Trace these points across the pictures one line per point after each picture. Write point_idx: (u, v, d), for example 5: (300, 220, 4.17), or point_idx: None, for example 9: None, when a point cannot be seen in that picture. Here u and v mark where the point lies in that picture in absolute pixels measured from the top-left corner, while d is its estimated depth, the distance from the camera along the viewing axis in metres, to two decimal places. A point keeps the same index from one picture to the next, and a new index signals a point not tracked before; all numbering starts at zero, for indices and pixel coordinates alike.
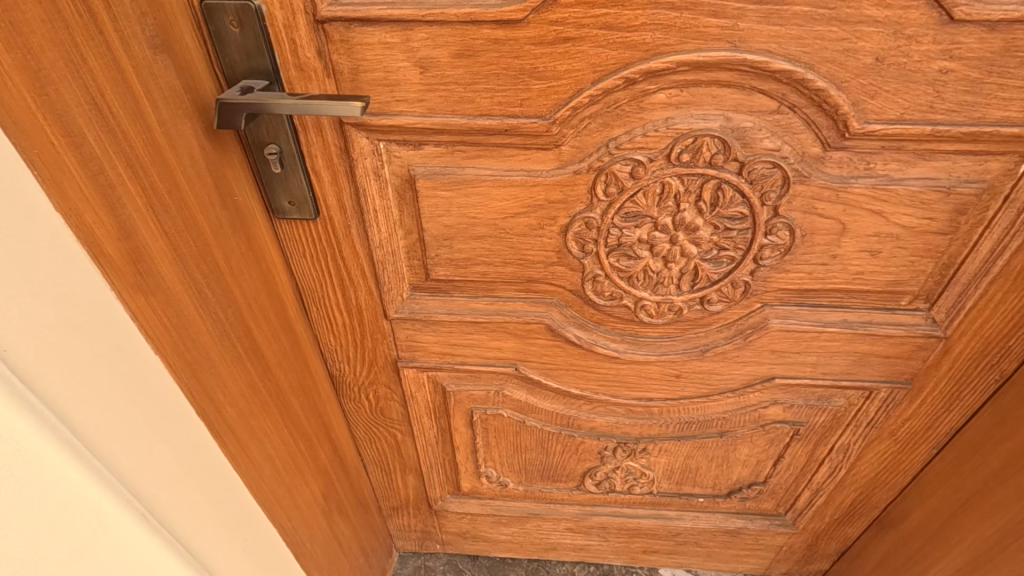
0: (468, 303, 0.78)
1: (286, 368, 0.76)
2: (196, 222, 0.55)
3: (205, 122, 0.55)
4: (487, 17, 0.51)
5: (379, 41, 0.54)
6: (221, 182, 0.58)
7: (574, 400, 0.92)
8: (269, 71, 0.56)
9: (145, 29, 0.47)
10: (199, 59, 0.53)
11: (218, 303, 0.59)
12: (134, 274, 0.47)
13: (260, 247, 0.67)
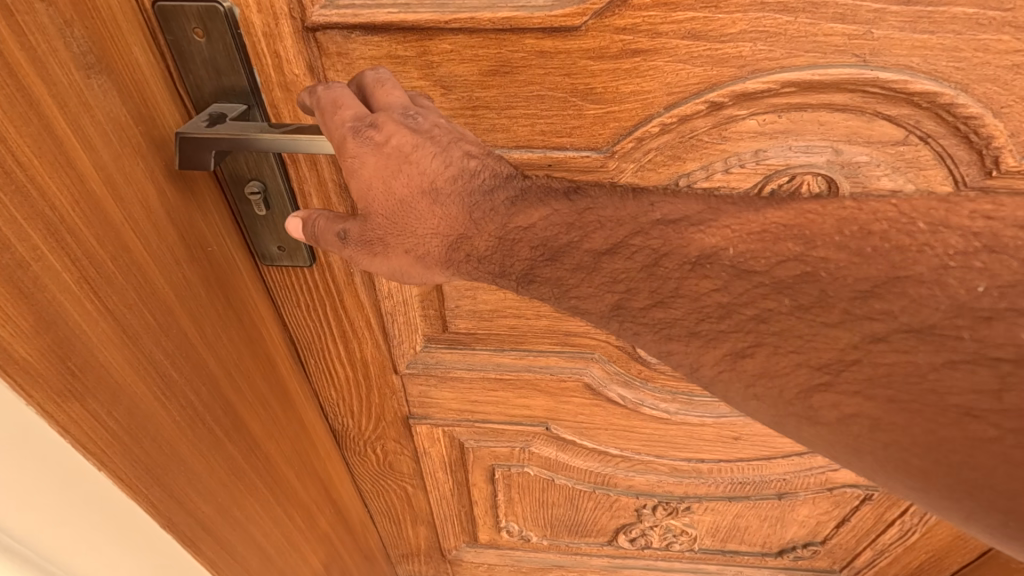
0: (492, 357, 0.66)
1: (278, 436, 0.63)
2: (159, 290, 0.42)
3: (166, 159, 0.42)
4: (532, 23, 0.38)
5: (388, 55, 0.41)
6: (193, 233, 0.46)
7: (611, 458, 0.80)
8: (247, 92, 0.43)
9: (70, 43, 0.34)
10: (155, 78, 0.40)
11: (191, 383, 0.47)
12: (64, 375, 0.35)
13: (242, 301, 0.54)
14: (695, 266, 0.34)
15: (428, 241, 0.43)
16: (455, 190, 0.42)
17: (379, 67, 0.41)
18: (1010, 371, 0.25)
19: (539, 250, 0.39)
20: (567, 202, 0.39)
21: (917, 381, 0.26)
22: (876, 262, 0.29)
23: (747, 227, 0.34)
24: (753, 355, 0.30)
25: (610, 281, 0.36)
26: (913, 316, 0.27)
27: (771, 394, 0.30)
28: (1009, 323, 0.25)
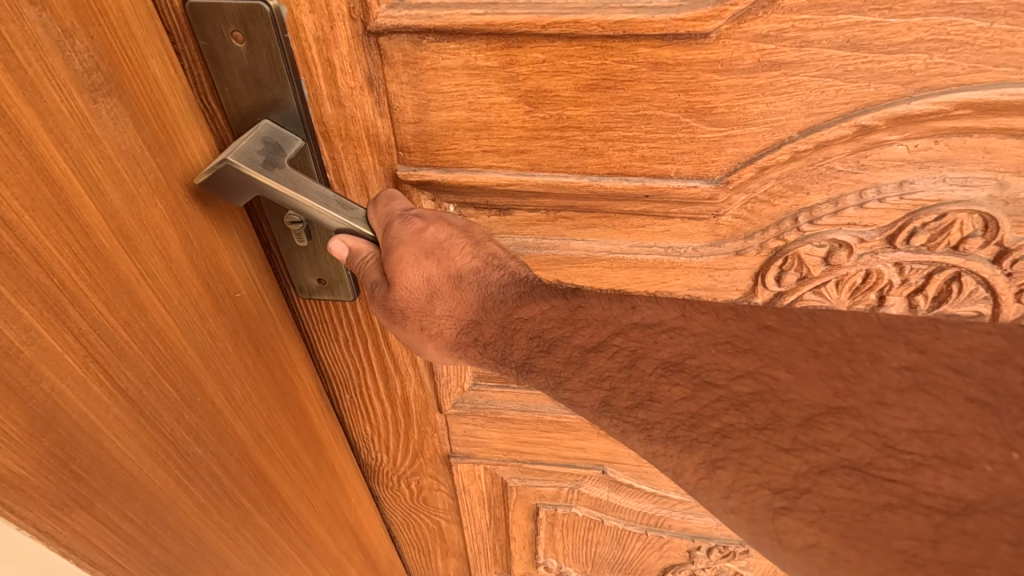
0: (549, 399, 0.59)
1: (311, 491, 0.57)
2: (183, 358, 0.36)
3: (189, 194, 0.35)
4: (652, 28, 0.31)
5: (465, 65, 0.34)
6: (222, 281, 0.39)
7: (669, 500, 0.73)
8: (295, 114, 0.36)
9: (70, 59, 0.27)
10: (177, 96, 0.33)
11: (217, 458, 0.41)
12: (66, 480, 0.29)
13: (276, 349, 0.47)
14: (668, 371, 0.31)
15: (443, 323, 0.39)
16: (476, 280, 0.38)
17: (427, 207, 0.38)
18: (941, 521, 0.23)
19: (535, 340, 0.35)
20: (563, 298, 0.36)
21: (860, 519, 0.24)
22: (816, 386, 0.28)
23: (711, 337, 0.32)
24: (725, 467, 0.28)
25: (597, 378, 0.33)
26: (849, 451, 0.26)
27: (746, 508, 0.26)
28: (935, 471, 0.24)
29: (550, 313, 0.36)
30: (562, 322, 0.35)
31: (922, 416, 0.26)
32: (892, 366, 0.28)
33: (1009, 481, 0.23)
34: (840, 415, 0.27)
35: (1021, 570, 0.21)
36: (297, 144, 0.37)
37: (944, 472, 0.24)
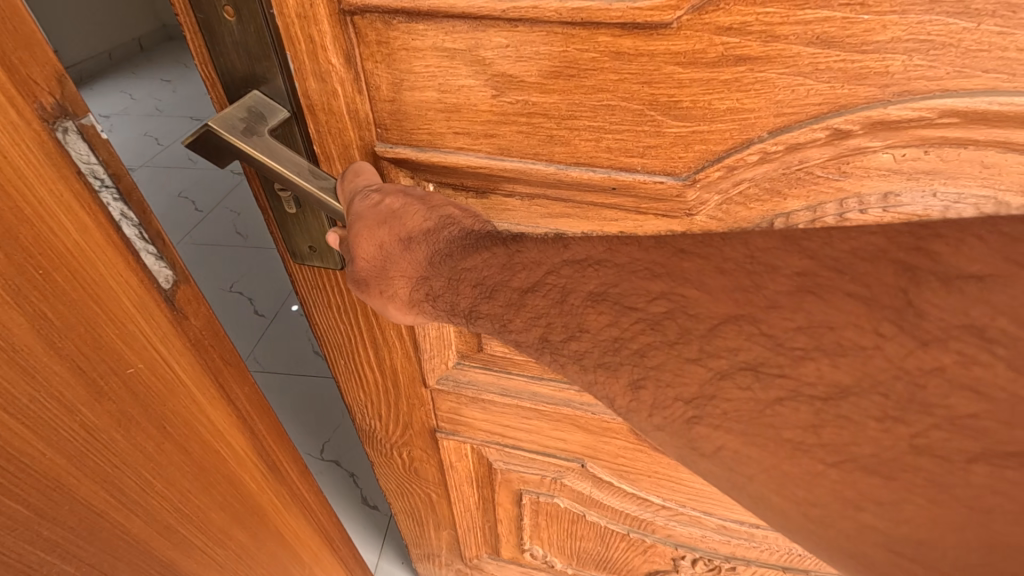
0: (529, 385, 0.60)
1: (258, 551, 0.52)
2: (28, 453, 0.30)
3: (34, 265, 0.28)
4: (609, 16, 0.31)
5: (434, 47, 0.35)
6: (106, 359, 0.32)
7: (652, 505, 0.71)
8: (285, 95, 0.40)
9: None
10: (35, 144, 0.27)
11: (89, 547, 0.36)
12: None
13: (204, 421, 0.41)
14: (594, 301, 0.32)
15: (399, 286, 0.40)
16: (426, 241, 0.39)
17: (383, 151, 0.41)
18: (821, 407, 0.25)
19: (479, 288, 0.36)
20: (504, 246, 0.36)
21: (756, 415, 0.26)
22: (718, 302, 0.29)
23: (633, 266, 0.32)
24: (648, 386, 0.29)
25: (533, 318, 0.34)
26: (746, 352, 0.27)
27: (667, 425, 0.28)
28: (816, 362, 0.26)
29: (493, 263, 0.36)
30: (504, 269, 0.35)
31: (808, 313, 0.27)
32: (786, 272, 0.28)
33: (876, 362, 0.25)
34: (740, 324, 0.28)
35: (887, 439, 0.24)
36: (285, 113, 0.40)
37: (825, 363, 0.26)
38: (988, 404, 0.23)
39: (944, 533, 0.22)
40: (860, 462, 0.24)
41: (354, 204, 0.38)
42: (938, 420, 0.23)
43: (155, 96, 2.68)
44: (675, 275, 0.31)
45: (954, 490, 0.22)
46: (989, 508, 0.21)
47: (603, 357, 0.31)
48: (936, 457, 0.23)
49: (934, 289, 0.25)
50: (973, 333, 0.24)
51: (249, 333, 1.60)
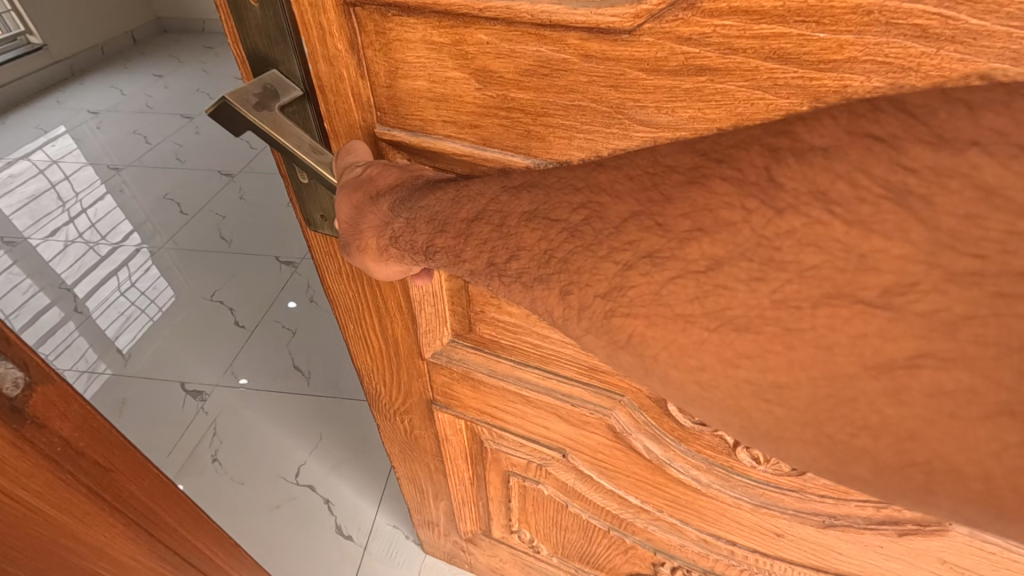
0: (514, 370, 0.62)
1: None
2: None
3: None
4: (574, 19, 0.32)
5: (423, 40, 0.38)
6: None
7: (632, 506, 0.72)
8: (299, 77, 0.44)
9: None
10: None
11: None
12: None
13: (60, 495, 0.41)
14: (527, 220, 0.33)
15: (374, 243, 0.44)
16: (393, 194, 0.42)
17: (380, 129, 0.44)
18: (702, 281, 0.27)
19: (432, 223, 0.38)
20: (455, 183, 0.38)
21: (655, 298, 0.28)
22: (624, 203, 0.29)
23: (560, 183, 0.33)
24: (575, 293, 0.30)
25: (479, 244, 0.35)
26: (642, 241, 0.28)
27: (593, 326, 0.30)
28: (700, 242, 0.27)
29: (446, 201, 0.38)
30: (452, 205, 0.37)
31: (692, 200, 0.27)
32: (680, 171, 0.29)
33: (745, 235, 0.26)
34: (641, 219, 0.29)
35: (751, 294, 0.26)
36: (297, 92, 0.45)
37: (705, 241, 0.27)
38: (827, 256, 0.24)
39: (803, 377, 0.25)
40: (734, 322, 0.26)
41: (345, 172, 0.44)
42: (791, 275, 0.25)
43: (143, 91, 2.96)
44: (594, 187, 0.31)
45: (801, 332, 0.25)
46: (829, 345, 0.24)
47: (541, 271, 0.32)
48: (790, 306, 0.25)
49: (790, 165, 0.26)
50: (817, 198, 0.25)
51: (228, 344, 1.65)
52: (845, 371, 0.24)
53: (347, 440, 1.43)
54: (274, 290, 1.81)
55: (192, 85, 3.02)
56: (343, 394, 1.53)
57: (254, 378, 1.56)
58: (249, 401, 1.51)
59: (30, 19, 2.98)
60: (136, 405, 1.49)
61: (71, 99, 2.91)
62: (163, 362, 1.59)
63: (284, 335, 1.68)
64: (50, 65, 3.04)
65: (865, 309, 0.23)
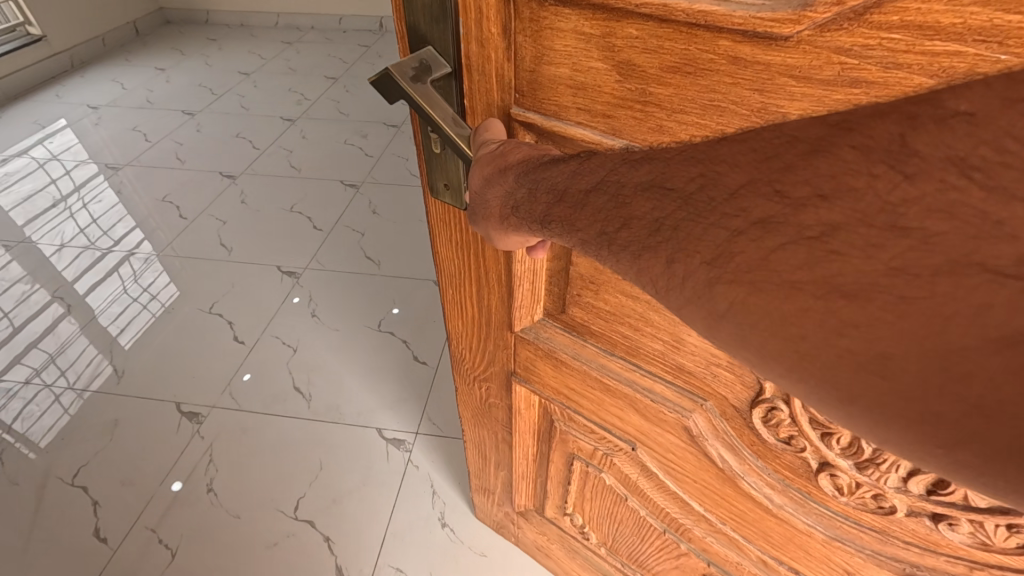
0: (600, 355, 0.64)
1: None
2: None
3: None
4: (731, 21, 0.33)
5: (574, 30, 0.40)
6: None
7: (694, 513, 0.72)
8: (451, 58, 0.48)
9: None
10: None
11: None
12: None
13: None
14: (643, 190, 0.32)
15: (494, 213, 0.46)
16: (520, 168, 0.44)
17: (517, 111, 0.48)
18: (814, 246, 0.24)
19: (553, 194, 0.39)
20: (580, 158, 0.39)
21: (759, 264, 0.26)
22: (741, 171, 0.28)
23: (679, 155, 0.32)
24: (682, 261, 0.29)
25: (593, 214, 0.35)
26: (756, 208, 0.27)
27: (690, 291, 0.28)
28: (814, 209, 0.25)
29: (569, 174, 0.39)
30: (574, 178, 0.38)
31: (815, 170, 0.25)
32: (805, 140, 0.27)
33: (871, 201, 0.24)
34: (757, 186, 0.27)
35: (873, 266, 0.23)
36: (447, 68, 0.49)
37: (823, 207, 0.25)
38: (957, 224, 0.22)
39: (913, 349, 0.22)
40: (842, 289, 0.24)
41: (481, 147, 0.48)
42: (913, 242, 0.22)
43: (144, 86, 3.17)
44: (706, 161, 0.30)
45: (916, 301, 0.22)
46: (947, 314, 0.21)
47: (648, 240, 0.31)
48: (907, 275, 0.22)
49: (928, 132, 0.23)
50: (953, 164, 0.22)
51: (226, 358, 1.68)
52: (962, 344, 0.21)
53: (346, 471, 1.43)
54: (277, 300, 1.86)
55: (192, 81, 3.24)
56: (341, 420, 1.53)
57: (252, 399, 1.57)
58: (246, 424, 1.52)
59: (27, 10, 3.08)
60: (131, 429, 1.52)
61: (71, 94, 3.08)
62: (152, 381, 1.62)
63: (286, 352, 1.70)
64: (49, 57, 3.21)
65: (991, 279, 0.21)
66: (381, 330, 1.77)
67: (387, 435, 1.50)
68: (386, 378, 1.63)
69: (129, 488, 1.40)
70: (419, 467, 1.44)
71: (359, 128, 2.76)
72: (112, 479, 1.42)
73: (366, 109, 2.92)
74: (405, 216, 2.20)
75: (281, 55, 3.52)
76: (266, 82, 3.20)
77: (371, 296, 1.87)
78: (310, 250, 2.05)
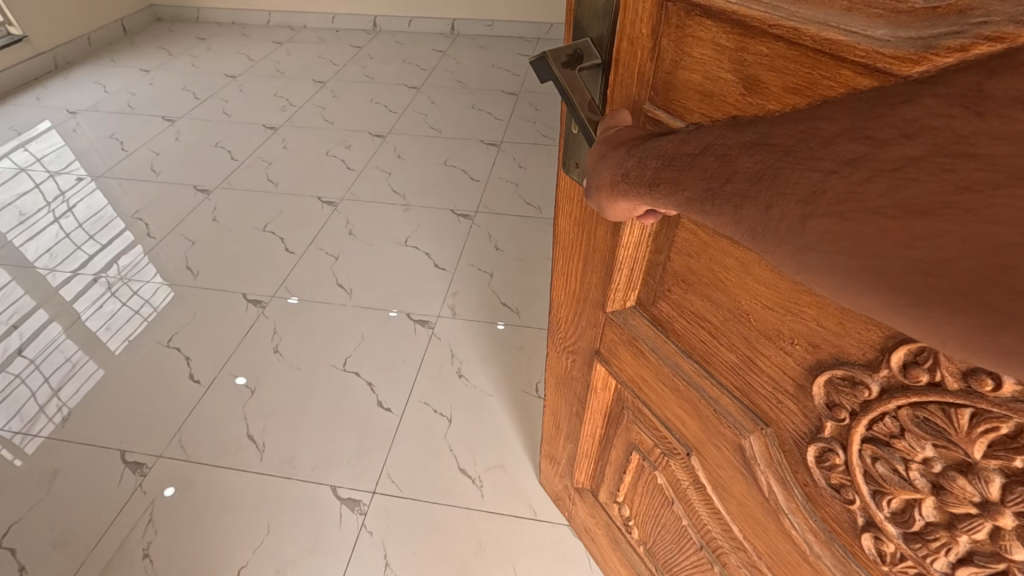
0: (677, 355, 0.66)
1: None
2: None
3: None
4: (855, 54, 0.34)
5: (713, 41, 0.44)
6: None
7: (733, 537, 0.72)
8: (604, 53, 0.54)
9: None
10: None
11: None
12: None
13: None
14: (750, 147, 0.33)
15: (602, 178, 0.50)
16: (633, 141, 0.48)
17: (651, 106, 0.52)
18: (892, 173, 0.26)
19: (660, 159, 0.42)
20: (687, 131, 0.41)
21: (847, 194, 0.28)
22: (837, 122, 0.29)
23: (786, 118, 0.32)
24: (779, 206, 0.31)
25: (702, 173, 0.37)
26: (845, 150, 0.28)
27: (777, 216, 0.31)
28: (900, 146, 0.26)
29: (673, 144, 0.41)
30: (677, 150, 0.40)
31: (901, 124, 0.26)
32: (894, 98, 0.27)
33: (945, 133, 0.25)
34: (852, 134, 0.28)
35: (941, 194, 0.25)
36: (597, 60, 0.55)
37: (906, 144, 0.26)
38: (1012, 147, 0.23)
39: (972, 251, 0.24)
40: (914, 207, 0.25)
41: (605, 131, 0.53)
42: (978, 165, 0.23)
43: (125, 89, 3.47)
44: (805, 119, 0.31)
45: (977, 212, 0.23)
46: (998, 219, 0.23)
47: (750, 190, 0.33)
48: (973, 193, 0.24)
49: (1004, 79, 0.23)
50: (1018, 103, 0.23)
51: (172, 396, 1.76)
52: (1009, 240, 0.23)
53: (299, 533, 1.46)
54: (238, 334, 1.94)
55: (176, 83, 3.52)
56: (294, 476, 1.56)
57: (201, 451, 1.62)
58: (191, 479, 1.57)
59: (14, 14, 3.37)
60: (69, 480, 1.57)
61: (52, 97, 3.36)
62: (99, 430, 1.68)
63: (244, 394, 1.76)
64: (33, 56, 3.51)
65: None
66: (345, 372, 1.81)
67: (341, 495, 1.52)
68: (340, 429, 1.66)
69: (62, 552, 1.44)
70: (373, 532, 1.45)
71: (342, 139, 2.93)
72: (42, 539, 1.46)
73: (351, 118, 3.12)
74: (384, 244, 2.28)
75: (268, 57, 3.83)
76: (250, 85, 3.47)
77: (335, 333, 1.93)
78: (275, 279, 2.14)
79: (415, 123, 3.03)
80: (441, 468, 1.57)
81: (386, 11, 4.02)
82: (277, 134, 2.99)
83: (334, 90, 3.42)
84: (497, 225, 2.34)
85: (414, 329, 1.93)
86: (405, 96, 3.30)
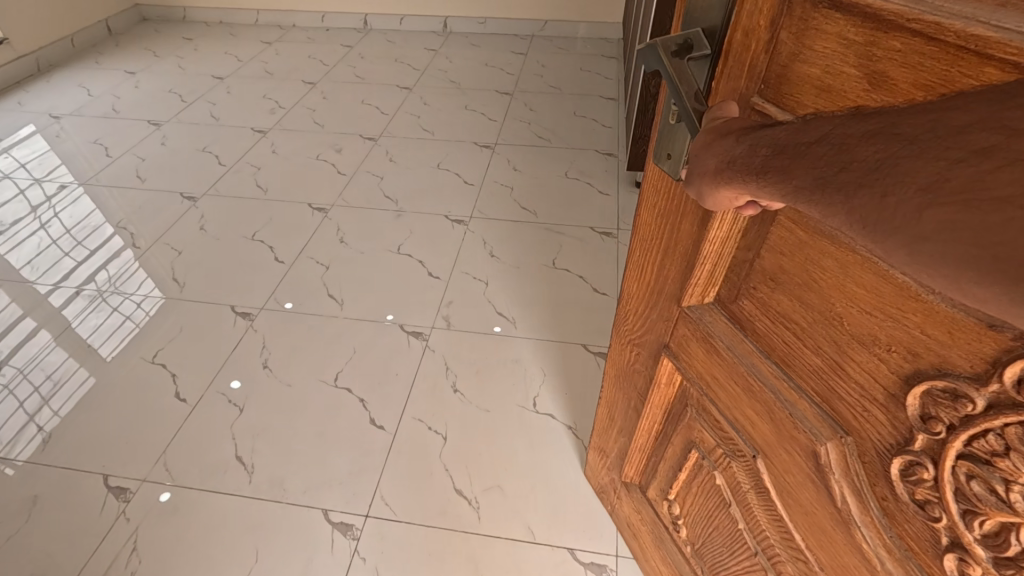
0: (755, 354, 0.65)
1: None
2: None
3: None
4: (1005, 50, 0.32)
5: (839, 35, 0.43)
6: None
7: (791, 545, 0.71)
8: (716, 43, 0.54)
9: None
10: None
11: None
12: None
13: None
14: (868, 136, 0.33)
15: (705, 167, 0.50)
16: (740, 132, 0.48)
17: (760, 99, 0.52)
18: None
19: (770, 148, 0.42)
20: (800, 121, 0.41)
21: (975, 182, 0.27)
22: (970, 112, 0.29)
23: (910, 110, 0.32)
24: (897, 195, 0.31)
25: (813, 162, 0.37)
26: (977, 139, 0.28)
27: (894, 205, 0.31)
28: None
29: (783, 134, 0.41)
30: (787, 140, 0.40)
31: None
32: None
33: None
34: (987, 124, 0.28)
35: None
36: (707, 50, 0.55)
37: None
38: None
39: None
40: None
41: (708, 121, 0.53)
42: None
43: (110, 92, 3.58)
44: (936, 109, 0.31)
45: None
46: None
47: (864, 179, 0.33)
48: None
49: None
50: None
51: (143, 418, 1.80)
52: None
53: (286, 562, 1.47)
54: (226, 351, 1.98)
55: (166, 86, 3.64)
56: (284, 500, 1.58)
57: (189, 472, 1.65)
58: (181, 498, 1.60)
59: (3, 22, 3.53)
60: (47, 506, 1.60)
61: (33, 102, 3.47)
62: (78, 452, 1.72)
63: (230, 412, 1.80)
64: (18, 59, 3.63)
65: None
66: (336, 387, 1.86)
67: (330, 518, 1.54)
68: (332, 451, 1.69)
69: None
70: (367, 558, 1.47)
71: (333, 143, 3.00)
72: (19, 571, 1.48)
73: (343, 120, 3.19)
74: (374, 252, 2.34)
75: (257, 58, 3.96)
76: (238, 87, 3.60)
77: (327, 347, 1.98)
78: (264, 291, 2.19)
79: (410, 124, 3.10)
80: (443, 490, 1.59)
81: (378, 10, 4.15)
82: (266, 137, 3.10)
83: (324, 91, 3.50)
84: (496, 231, 2.40)
85: (408, 342, 1.98)
86: (398, 98, 3.35)
